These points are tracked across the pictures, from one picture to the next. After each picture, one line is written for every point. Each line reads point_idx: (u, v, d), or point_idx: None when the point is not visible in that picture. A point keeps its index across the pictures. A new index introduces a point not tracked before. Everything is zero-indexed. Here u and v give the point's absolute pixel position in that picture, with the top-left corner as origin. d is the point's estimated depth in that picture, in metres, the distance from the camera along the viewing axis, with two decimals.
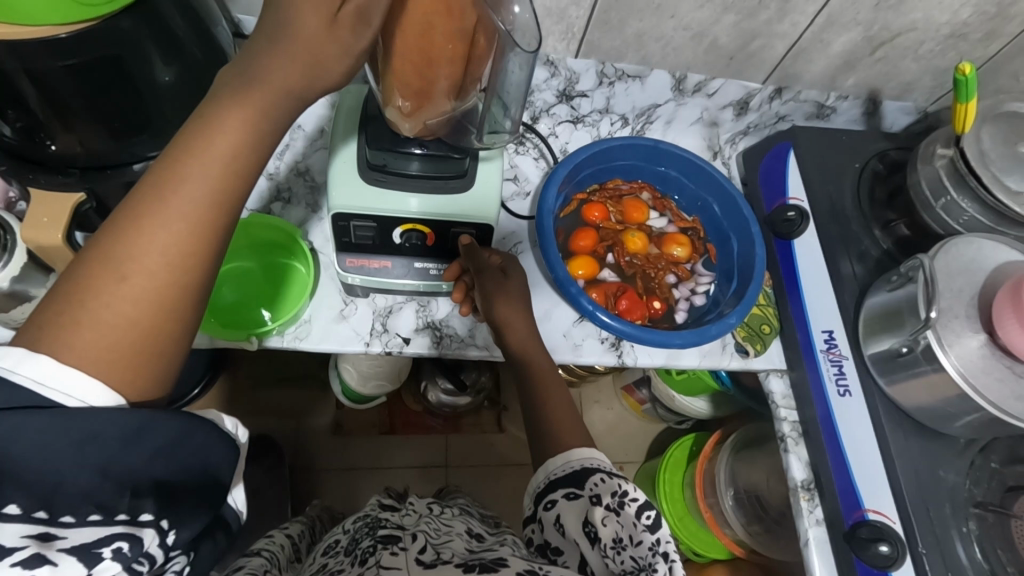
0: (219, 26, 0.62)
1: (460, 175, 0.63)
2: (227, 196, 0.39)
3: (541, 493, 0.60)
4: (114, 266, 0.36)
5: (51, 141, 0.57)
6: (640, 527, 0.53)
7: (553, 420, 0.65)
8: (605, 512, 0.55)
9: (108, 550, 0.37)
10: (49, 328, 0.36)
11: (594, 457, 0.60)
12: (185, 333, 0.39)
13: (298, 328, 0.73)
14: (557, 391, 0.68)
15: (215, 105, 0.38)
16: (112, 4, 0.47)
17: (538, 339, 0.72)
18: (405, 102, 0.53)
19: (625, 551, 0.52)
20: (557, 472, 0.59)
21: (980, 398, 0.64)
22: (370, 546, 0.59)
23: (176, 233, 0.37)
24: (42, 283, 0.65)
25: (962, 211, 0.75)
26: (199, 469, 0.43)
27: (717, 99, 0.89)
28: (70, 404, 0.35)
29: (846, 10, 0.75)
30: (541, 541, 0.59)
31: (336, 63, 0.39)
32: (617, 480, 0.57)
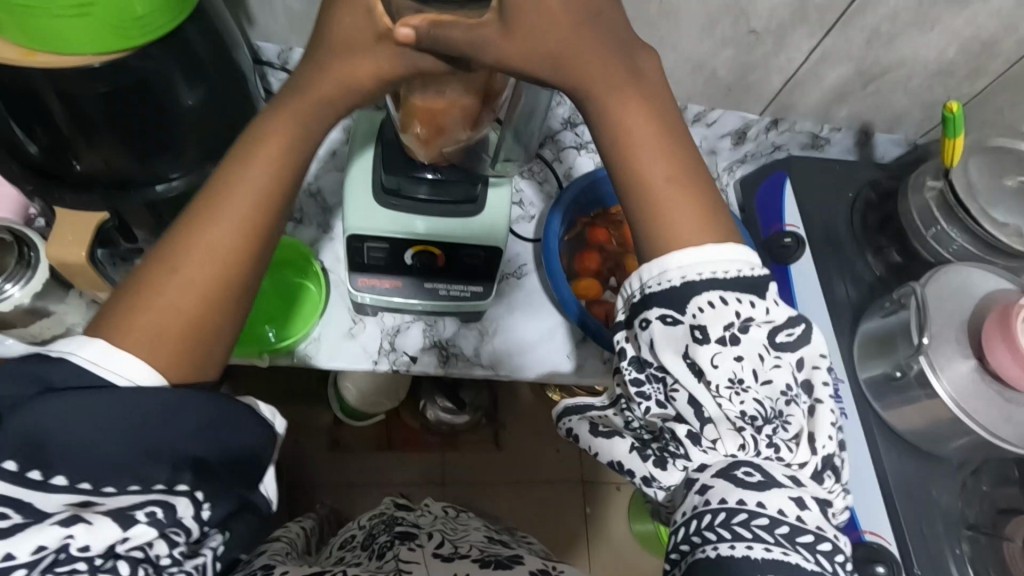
0: (240, 51, 0.64)
1: (471, 201, 0.66)
2: (267, 205, 0.44)
3: (635, 305, 0.46)
4: (168, 265, 0.42)
5: (75, 160, 0.58)
6: (773, 364, 0.44)
7: (652, 186, 0.43)
8: (719, 349, 0.43)
9: (142, 514, 0.39)
10: (109, 316, 0.42)
11: (722, 262, 0.43)
12: (222, 325, 0.44)
13: (309, 345, 0.75)
14: (650, 123, 0.44)
15: (260, 124, 0.45)
16: (150, 35, 0.50)
17: (608, 36, 0.43)
18: (423, 130, 0.56)
19: (747, 394, 0.44)
20: (651, 285, 0.44)
21: (975, 424, 0.67)
22: (387, 541, 0.67)
23: (222, 235, 0.43)
24: (61, 298, 0.65)
25: (951, 241, 0.79)
26: (234, 452, 0.44)
27: (716, 129, 0.92)
28: (120, 384, 0.40)
29: (839, 46, 0.78)
30: (633, 359, 0.47)
31: (366, 77, 0.44)
32: (735, 298, 0.43)
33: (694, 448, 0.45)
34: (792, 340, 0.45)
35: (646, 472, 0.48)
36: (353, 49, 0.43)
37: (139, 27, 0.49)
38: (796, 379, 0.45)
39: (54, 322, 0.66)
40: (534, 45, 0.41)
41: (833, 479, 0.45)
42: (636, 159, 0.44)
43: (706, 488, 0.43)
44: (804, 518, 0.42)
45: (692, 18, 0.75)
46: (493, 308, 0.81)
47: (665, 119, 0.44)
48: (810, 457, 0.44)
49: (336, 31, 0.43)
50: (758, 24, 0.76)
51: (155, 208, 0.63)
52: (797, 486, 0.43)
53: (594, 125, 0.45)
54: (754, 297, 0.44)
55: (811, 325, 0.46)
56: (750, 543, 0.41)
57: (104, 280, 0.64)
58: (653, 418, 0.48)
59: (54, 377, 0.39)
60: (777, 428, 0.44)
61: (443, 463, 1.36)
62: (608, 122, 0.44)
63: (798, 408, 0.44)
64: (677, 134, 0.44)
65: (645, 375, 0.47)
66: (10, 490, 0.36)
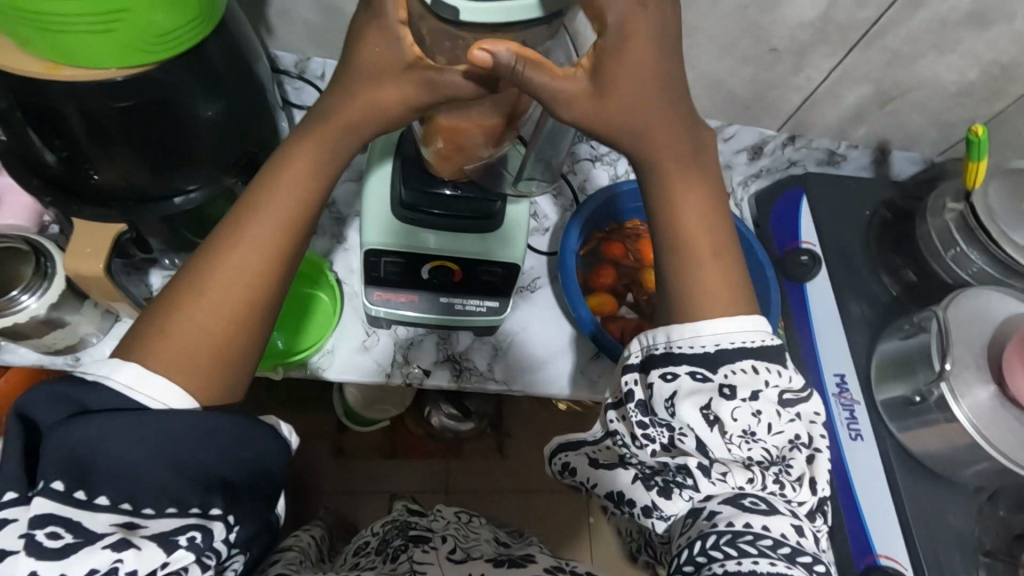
0: (259, 62, 0.63)
1: (489, 216, 0.65)
2: (293, 231, 0.46)
3: (655, 356, 0.49)
4: (197, 290, 0.43)
5: (93, 172, 0.56)
6: (782, 419, 0.47)
7: (694, 252, 0.47)
8: (738, 404, 0.46)
9: (183, 539, 0.40)
10: (140, 341, 0.42)
11: (747, 333, 0.47)
12: (250, 346, 0.45)
13: (322, 358, 0.75)
14: (698, 198, 0.47)
15: (286, 150, 0.46)
16: (172, 50, 0.49)
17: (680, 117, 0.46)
18: (445, 145, 0.55)
19: (756, 444, 0.47)
20: (681, 345, 0.47)
21: (993, 450, 0.67)
22: (402, 544, 0.66)
23: (250, 258, 0.44)
24: (76, 309, 0.65)
25: (971, 263, 0.78)
26: (259, 470, 0.45)
27: (730, 144, 0.92)
28: (151, 406, 0.41)
29: (859, 66, 0.78)
30: (641, 403, 0.50)
31: (393, 104, 0.44)
32: (764, 366, 0.47)
33: (702, 481, 0.47)
34: (797, 397, 0.48)
35: (647, 501, 0.50)
36: (381, 76, 0.43)
37: (160, 42, 0.48)
38: (802, 431, 0.47)
39: (68, 333, 0.66)
40: (625, 108, 0.43)
41: (824, 519, 0.47)
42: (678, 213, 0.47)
43: (712, 515, 0.45)
44: (804, 543, 0.43)
45: (712, 37, 0.75)
46: (506, 322, 0.80)
47: (711, 196, 0.48)
48: (812, 497, 0.46)
49: (365, 60, 0.43)
50: (778, 43, 0.75)
51: (172, 219, 0.62)
52: (798, 519, 0.44)
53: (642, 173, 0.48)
54: (772, 364, 0.47)
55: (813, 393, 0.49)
56: (755, 559, 0.41)
57: (118, 291, 0.63)
58: (658, 455, 0.50)
59: (90, 400, 0.40)
60: (780, 470, 0.46)
61: (448, 471, 1.35)
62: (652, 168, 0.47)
63: (800, 454, 0.47)
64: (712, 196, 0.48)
65: (651, 419, 0.49)
66: (61, 510, 0.38)
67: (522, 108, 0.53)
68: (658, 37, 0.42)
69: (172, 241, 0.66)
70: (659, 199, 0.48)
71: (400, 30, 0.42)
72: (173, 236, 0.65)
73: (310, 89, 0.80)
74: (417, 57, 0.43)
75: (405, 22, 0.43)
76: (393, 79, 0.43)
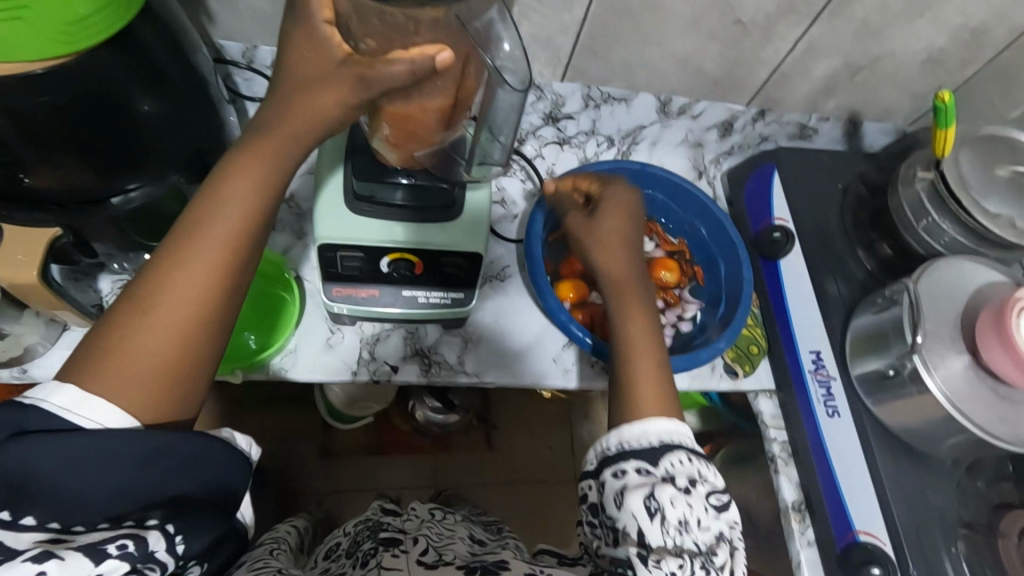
0: (199, 52, 0.59)
1: (448, 206, 0.64)
2: (247, 243, 0.43)
3: (608, 456, 0.52)
4: (140, 308, 0.40)
5: (24, 174, 0.52)
6: (709, 514, 0.49)
7: (636, 359, 0.56)
8: (675, 492, 0.49)
9: (113, 548, 0.38)
10: (82, 361, 0.39)
11: (681, 432, 0.51)
12: (201, 365, 0.42)
13: (284, 358, 0.72)
14: (645, 323, 0.59)
15: (235, 157, 0.44)
16: (104, 32, 0.47)
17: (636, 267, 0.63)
18: (391, 131, 0.52)
19: (690, 534, 0.48)
20: (630, 444, 0.51)
21: (968, 422, 0.65)
22: (371, 548, 0.64)
23: (196, 271, 0.41)
24: (15, 317, 0.63)
25: (943, 232, 0.76)
26: (213, 485, 0.43)
27: (701, 121, 0.90)
28: (90, 426, 0.38)
29: (826, 37, 0.76)
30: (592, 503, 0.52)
31: (337, 109, 0.43)
32: (699, 461, 0.51)
33: (641, 573, 0.47)
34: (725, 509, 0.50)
35: None
36: (315, 80, 0.43)
37: (78, 31, 0.45)
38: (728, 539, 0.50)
39: (9, 343, 0.64)
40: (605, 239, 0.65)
41: None
42: (629, 318, 0.60)
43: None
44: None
45: (676, 14, 0.73)
46: (476, 313, 0.78)
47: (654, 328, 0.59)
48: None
49: (303, 66, 0.44)
50: (744, 15, 0.73)
51: (120, 220, 0.59)
52: None
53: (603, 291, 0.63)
54: (702, 462, 0.51)
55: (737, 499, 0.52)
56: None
57: (62, 299, 0.61)
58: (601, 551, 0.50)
59: (27, 422, 0.38)
60: (707, 562, 0.48)
61: (435, 464, 1.33)
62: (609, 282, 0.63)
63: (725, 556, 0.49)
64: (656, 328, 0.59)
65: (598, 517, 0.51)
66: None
67: (469, 91, 0.51)
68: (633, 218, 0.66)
69: (119, 241, 0.62)
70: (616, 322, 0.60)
71: (327, 30, 0.43)
72: (119, 236, 0.61)
73: (260, 79, 0.78)
74: (349, 55, 0.43)
75: (331, 21, 0.44)
76: (328, 81, 0.43)
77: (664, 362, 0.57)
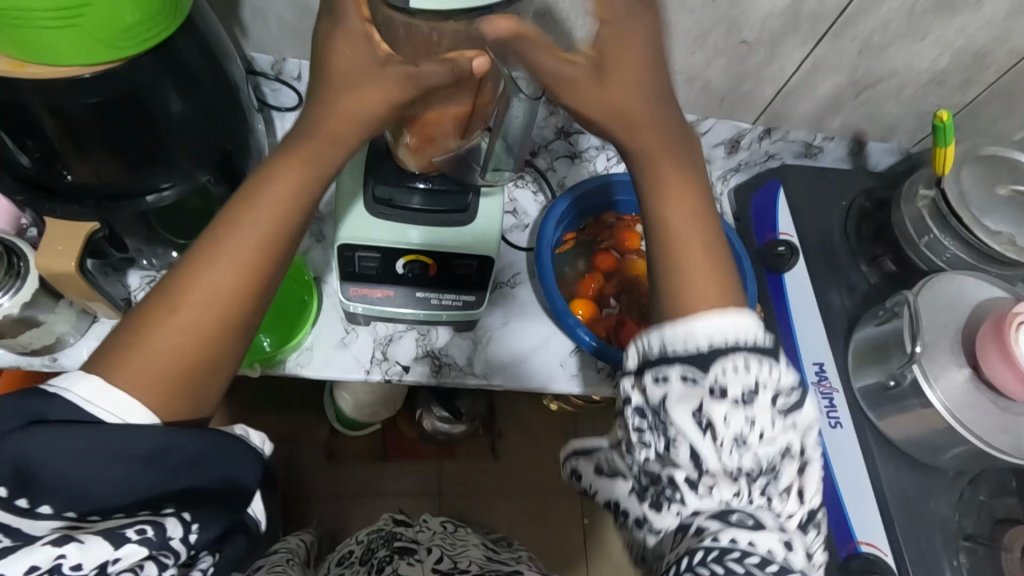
0: (232, 61, 0.63)
1: (462, 210, 0.66)
2: (275, 248, 0.44)
3: (650, 358, 0.46)
4: (166, 305, 0.42)
5: (67, 171, 0.56)
6: (774, 425, 0.44)
7: (684, 236, 0.46)
8: (730, 407, 0.43)
9: (132, 532, 0.40)
10: (110, 353, 0.41)
11: (752, 330, 0.44)
12: (220, 368, 0.43)
13: (300, 355, 0.75)
14: (687, 190, 0.46)
15: (271, 166, 0.45)
16: (149, 41, 0.50)
17: (659, 105, 0.45)
18: (412, 139, 0.56)
19: (747, 450, 0.43)
20: (676, 348, 0.44)
21: (970, 435, 0.67)
22: (387, 556, 0.67)
23: (221, 274, 0.42)
24: (51, 308, 0.65)
25: (944, 249, 0.79)
26: (223, 479, 0.45)
27: (709, 138, 0.92)
28: (108, 419, 0.40)
29: (831, 55, 0.79)
30: (638, 408, 0.46)
31: (376, 104, 0.44)
32: (755, 362, 0.44)
33: (689, 495, 0.44)
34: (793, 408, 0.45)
35: (639, 514, 0.47)
36: (358, 79, 0.43)
37: (128, 37, 0.48)
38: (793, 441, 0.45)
39: (44, 332, 0.66)
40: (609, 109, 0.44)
41: (816, 531, 0.45)
42: (668, 194, 0.46)
43: (699, 529, 0.42)
44: (791, 560, 0.41)
45: (684, 29, 0.76)
46: (487, 316, 0.80)
47: (697, 199, 0.47)
48: (797, 509, 0.44)
49: (341, 62, 0.43)
50: (750, 35, 0.77)
51: (145, 216, 0.62)
52: (787, 535, 0.42)
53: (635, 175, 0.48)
54: (768, 362, 0.44)
55: (805, 395, 0.46)
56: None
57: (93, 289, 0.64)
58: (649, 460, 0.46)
59: (49, 410, 0.39)
60: (768, 480, 0.44)
61: (441, 471, 1.34)
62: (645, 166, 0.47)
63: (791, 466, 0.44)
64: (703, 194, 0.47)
65: (647, 425, 0.46)
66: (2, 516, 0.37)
67: (485, 101, 0.54)
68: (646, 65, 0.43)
69: (149, 237, 0.66)
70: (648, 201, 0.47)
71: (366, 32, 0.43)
72: (148, 233, 0.65)
73: (288, 90, 0.83)
74: (389, 55, 0.44)
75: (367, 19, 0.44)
76: (368, 82, 0.43)
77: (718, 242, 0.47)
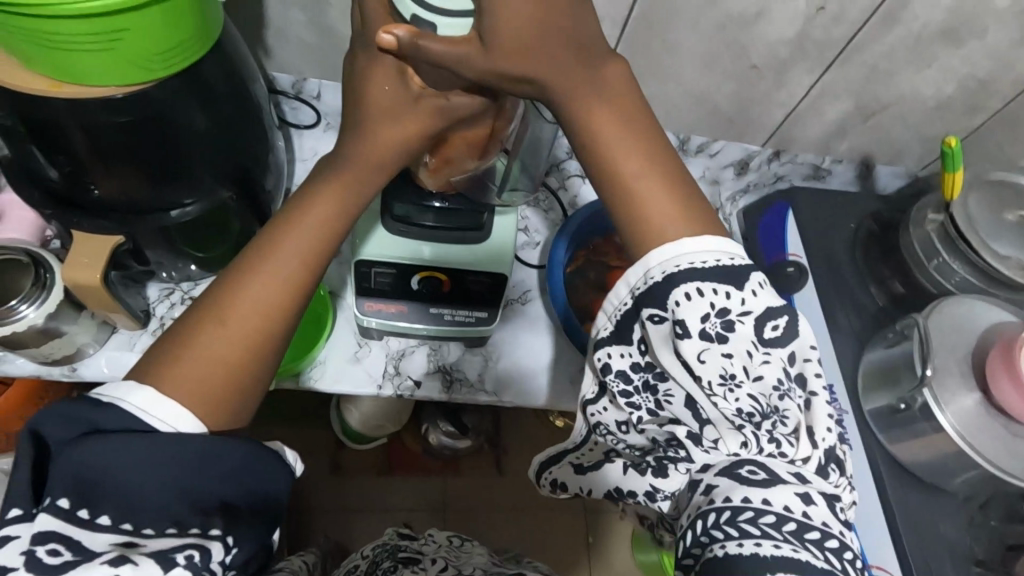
0: (255, 80, 0.65)
1: (477, 228, 0.67)
2: (316, 261, 0.46)
3: (626, 314, 0.47)
4: (214, 316, 0.43)
5: (94, 186, 0.58)
6: (760, 358, 0.44)
7: (628, 174, 0.43)
8: (702, 345, 0.43)
9: (181, 556, 0.40)
10: (156, 365, 0.42)
11: (711, 252, 0.43)
12: (262, 380, 0.45)
13: (315, 369, 0.76)
14: (617, 112, 0.43)
15: (313, 191, 0.47)
16: (179, 63, 0.52)
17: (564, 25, 0.39)
18: (432, 159, 0.55)
19: (740, 389, 0.44)
20: (640, 287, 0.45)
21: (980, 457, 0.68)
22: (392, 565, 0.68)
23: (265, 285, 0.44)
24: (74, 319, 0.66)
25: (954, 273, 0.80)
26: (261, 493, 0.44)
27: (718, 160, 0.94)
28: (163, 430, 0.40)
29: (838, 81, 0.81)
30: (620, 372, 0.49)
31: (403, 135, 0.45)
32: (710, 289, 0.43)
33: (696, 452, 0.47)
34: (779, 334, 0.44)
35: (647, 487, 0.50)
36: (386, 114, 0.45)
37: (158, 60, 0.50)
38: (788, 372, 0.44)
39: (66, 343, 0.67)
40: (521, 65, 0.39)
41: (838, 472, 0.45)
42: (601, 122, 0.43)
43: (711, 489, 0.44)
44: (810, 513, 0.41)
45: (694, 54, 0.78)
46: (499, 333, 0.81)
47: (632, 119, 0.44)
48: (813, 451, 0.44)
49: (378, 100, 0.44)
50: (759, 60, 0.78)
51: (166, 230, 0.63)
52: (802, 481, 0.42)
53: (567, 125, 0.44)
54: (729, 289, 0.43)
55: (795, 318, 0.45)
56: (758, 540, 0.40)
57: (114, 300, 0.65)
58: (649, 425, 0.50)
59: (104, 421, 0.40)
60: (775, 423, 0.44)
61: (446, 487, 1.34)
62: (581, 117, 0.43)
63: (792, 402, 0.43)
64: (639, 111, 0.44)
65: (634, 387, 0.49)
66: (62, 527, 0.38)
67: (505, 122, 0.54)
68: None
69: (171, 251, 0.67)
70: (573, 126, 0.44)
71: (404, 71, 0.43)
72: (169, 247, 0.66)
73: (307, 108, 0.85)
74: (421, 87, 0.44)
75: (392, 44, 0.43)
76: (404, 122, 0.45)
77: (672, 162, 0.44)
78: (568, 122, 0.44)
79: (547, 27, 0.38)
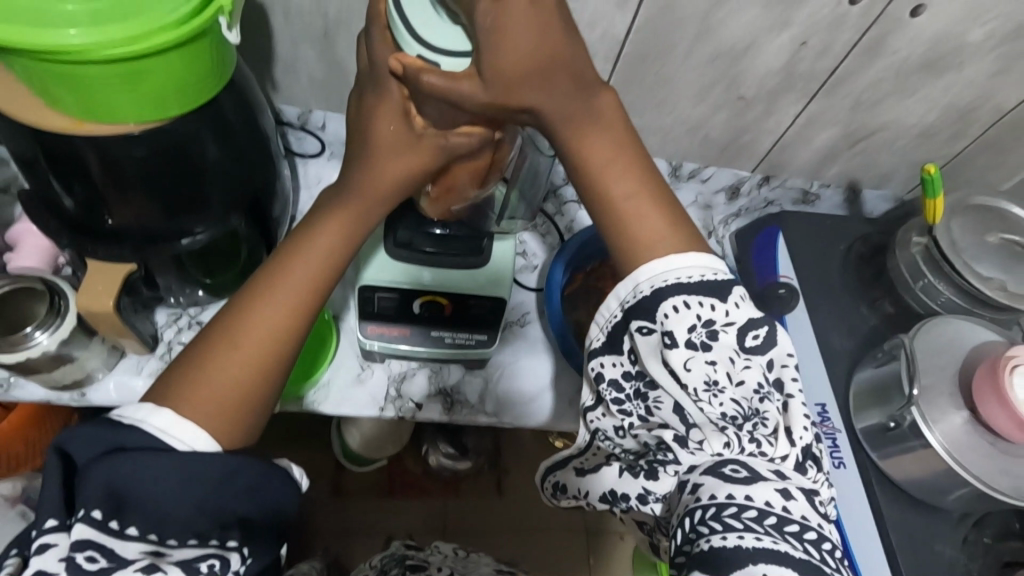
0: (264, 112, 0.68)
1: (477, 252, 0.69)
2: (322, 283, 0.48)
3: (618, 326, 0.49)
4: (229, 341, 0.45)
5: (108, 215, 0.60)
6: (742, 364, 0.46)
7: (618, 196, 0.46)
8: (688, 354, 0.45)
9: (204, 565, 0.42)
10: (173, 387, 0.44)
11: (694, 268, 0.45)
12: (269, 399, 0.47)
13: (318, 392, 0.77)
14: (609, 140, 0.46)
15: (322, 217, 0.49)
16: (195, 99, 0.55)
17: (563, 61, 0.41)
18: (433, 188, 0.57)
19: (724, 394, 0.46)
20: (629, 300, 0.47)
21: (968, 474, 0.69)
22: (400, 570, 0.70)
23: (276, 308, 0.46)
24: (85, 344, 0.68)
25: (939, 294, 0.82)
26: (272, 508, 0.46)
27: (710, 185, 0.97)
28: (180, 448, 0.42)
29: (825, 110, 0.84)
30: (613, 381, 0.50)
31: (403, 167, 0.48)
32: (697, 301, 0.45)
33: (682, 453, 0.48)
34: (759, 343, 0.46)
35: (640, 489, 0.51)
36: (388, 149, 0.47)
37: (175, 97, 0.53)
38: (767, 377, 0.46)
39: (76, 367, 0.69)
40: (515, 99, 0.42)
41: (816, 468, 0.47)
42: (592, 148, 0.46)
43: (696, 488, 0.45)
44: (790, 507, 0.42)
45: (686, 86, 0.81)
46: (498, 355, 0.83)
47: (623, 146, 0.46)
48: (791, 449, 0.46)
49: (381, 136, 0.47)
50: (747, 91, 0.82)
51: (179, 256, 0.65)
52: (782, 479, 0.44)
53: (563, 153, 0.47)
54: (712, 299, 0.45)
55: (775, 327, 0.47)
56: (742, 533, 0.41)
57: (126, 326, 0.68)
58: (641, 432, 0.51)
59: (125, 441, 0.41)
60: (756, 424, 0.46)
61: (445, 509, 1.34)
62: (575, 145, 0.46)
63: (772, 404, 0.46)
64: (629, 139, 0.47)
65: (626, 395, 0.50)
66: (96, 536, 0.40)
67: (504, 153, 0.56)
68: (544, 22, 0.39)
69: (181, 277, 0.69)
70: (565, 150, 0.46)
71: (406, 108, 0.46)
72: (180, 273, 0.68)
73: (311, 139, 0.88)
74: (422, 126, 0.46)
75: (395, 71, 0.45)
76: (404, 152, 0.47)
77: (659, 186, 0.47)
78: (562, 152, 0.47)
79: (552, 58, 0.41)
